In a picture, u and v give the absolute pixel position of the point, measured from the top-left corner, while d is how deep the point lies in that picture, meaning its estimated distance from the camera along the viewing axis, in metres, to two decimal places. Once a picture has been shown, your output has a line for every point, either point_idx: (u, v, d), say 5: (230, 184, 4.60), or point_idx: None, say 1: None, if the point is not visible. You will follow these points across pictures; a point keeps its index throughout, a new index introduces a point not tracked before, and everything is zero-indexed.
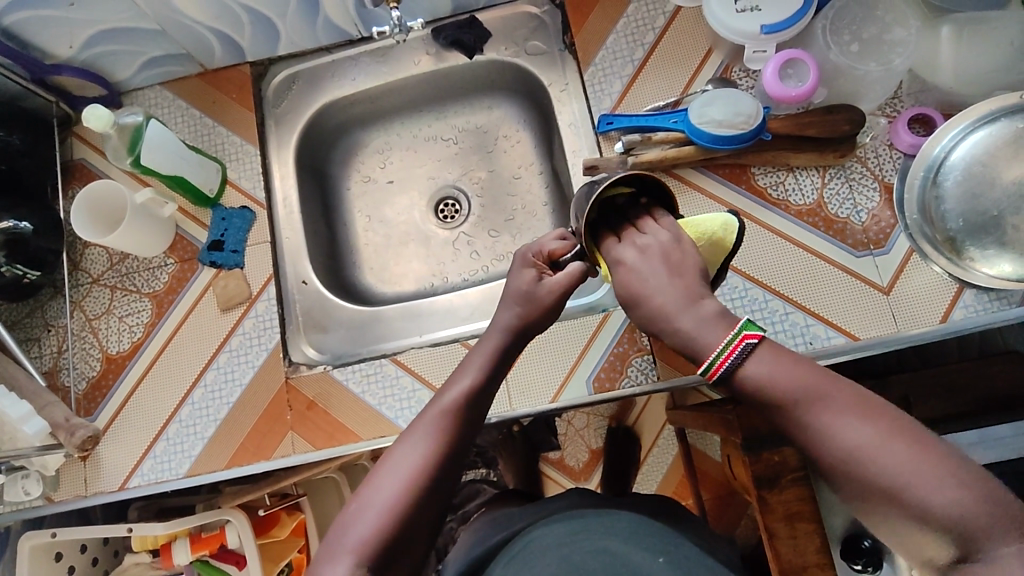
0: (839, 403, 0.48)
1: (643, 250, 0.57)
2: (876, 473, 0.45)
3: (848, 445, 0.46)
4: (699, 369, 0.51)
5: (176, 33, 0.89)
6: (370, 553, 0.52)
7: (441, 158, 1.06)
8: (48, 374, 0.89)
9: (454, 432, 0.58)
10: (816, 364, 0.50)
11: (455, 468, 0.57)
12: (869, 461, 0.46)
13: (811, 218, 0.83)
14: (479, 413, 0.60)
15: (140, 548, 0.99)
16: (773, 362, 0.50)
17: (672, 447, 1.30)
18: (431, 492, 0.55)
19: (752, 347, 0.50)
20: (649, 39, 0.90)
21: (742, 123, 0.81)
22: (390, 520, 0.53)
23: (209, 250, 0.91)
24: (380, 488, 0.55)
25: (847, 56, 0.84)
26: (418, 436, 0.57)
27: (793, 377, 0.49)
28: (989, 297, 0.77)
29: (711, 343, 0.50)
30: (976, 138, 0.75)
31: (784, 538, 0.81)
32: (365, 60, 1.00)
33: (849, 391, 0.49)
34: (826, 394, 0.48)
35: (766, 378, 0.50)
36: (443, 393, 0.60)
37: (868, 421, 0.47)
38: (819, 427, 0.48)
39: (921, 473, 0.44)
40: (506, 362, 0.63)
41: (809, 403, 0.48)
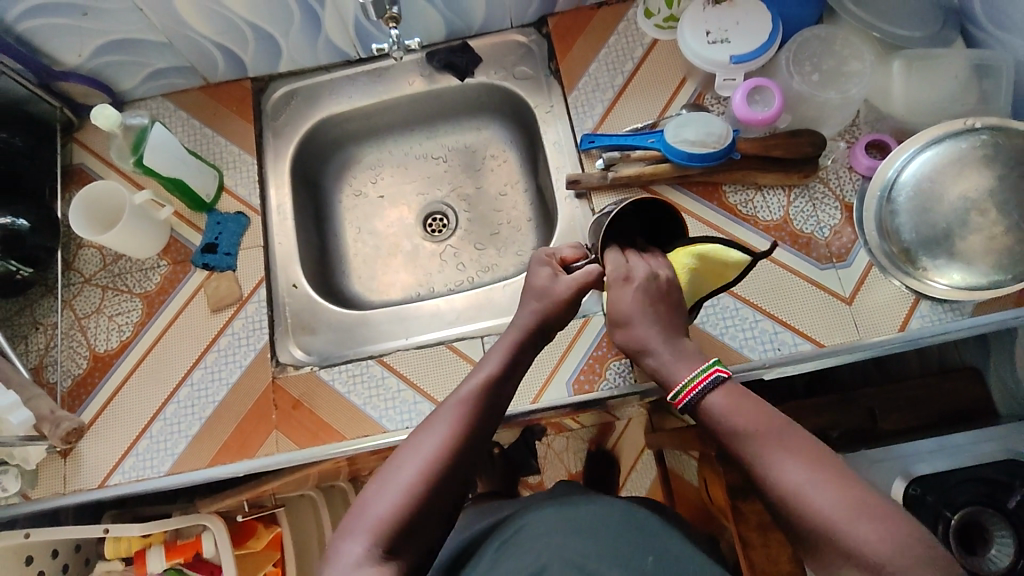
0: (785, 445, 0.56)
1: (649, 275, 0.68)
2: (809, 508, 0.53)
3: (789, 481, 0.54)
4: (669, 396, 0.64)
5: (182, 46, 0.94)
6: (389, 531, 0.56)
7: (431, 175, 1.11)
8: (33, 371, 0.90)
9: (474, 418, 0.64)
10: (769, 412, 0.59)
11: (472, 455, 0.62)
12: (803, 498, 0.53)
13: (778, 233, 0.88)
14: (494, 407, 0.66)
15: (111, 556, 0.97)
16: (730, 401, 0.60)
17: (651, 470, 1.32)
18: (450, 474, 0.60)
19: (712, 385, 0.61)
20: (628, 67, 0.97)
21: (714, 143, 0.88)
22: (410, 500, 0.57)
23: (202, 252, 0.94)
24: (400, 468, 0.59)
25: (808, 85, 0.90)
26: (439, 423, 0.62)
27: (747, 418, 0.59)
28: (943, 308, 0.83)
29: (682, 375, 0.64)
30: (924, 157, 0.81)
31: (757, 548, 0.86)
32: (361, 80, 1.05)
33: (796, 437, 0.57)
34: (773, 434, 0.57)
35: (722, 415, 0.60)
36: (465, 384, 0.66)
37: (809, 464, 0.55)
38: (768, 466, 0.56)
39: (850, 515, 0.52)
40: (519, 361, 0.70)
41: (757, 442, 0.57)
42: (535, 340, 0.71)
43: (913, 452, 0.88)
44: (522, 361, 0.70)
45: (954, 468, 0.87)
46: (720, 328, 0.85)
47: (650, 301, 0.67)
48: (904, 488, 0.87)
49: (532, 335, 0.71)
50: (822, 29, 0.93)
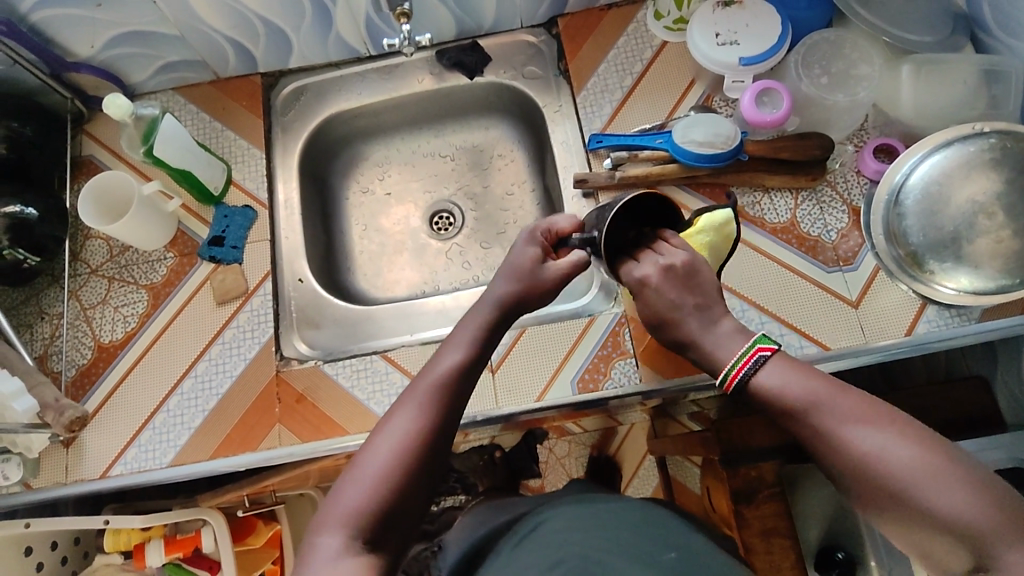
0: (854, 412, 0.53)
1: (662, 269, 0.62)
2: (887, 476, 0.50)
3: (862, 451, 0.51)
4: (717, 379, 0.59)
5: (194, 39, 0.95)
6: (364, 522, 0.55)
7: (437, 173, 1.11)
8: (38, 360, 0.90)
9: (442, 403, 0.61)
10: (827, 377, 0.56)
11: (443, 439, 0.60)
12: (881, 465, 0.50)
13: (785, 235, 0.88)
14: (466, 389, 0.63)
15: (112, 548, 0.97)
16: (785, 373, 0.56)
17: (653, 476, 1.30)
18: (421, 460, 0.58)
19: (763, 359, 0.57)
20: (637, 68, 0.98)
21: (721, 144, 0.88)
22: (382, 492, 0.56)
23: (209, 245, 0.94)
24: (371, 460, 0.57)
25: (817, 88, 0.91)
26: (409, 407, 0.60)
27: (808, 388, 0.55)
28: (950, 312, 0.83)
29: (727, 356, 0.59)
30: (933, 160, 0.81)
31: (761, 553, 0.87)
32: (371, 77, 1.06)
33: (860, 399, 0.54)
34: (840, 403, 0.54)
35: (779, 389, 0.56)
36: (436, 363, 0.63)
37: (882, 428, 0.52)
38: (831, 434, 0.53)
39: (929, 475, 0.49)
40: (492, 340, 0.67)
41: (817, 410, 0.54)
42: (507, 312, 0.67)
43: None
44: (494, 337, 0.67)
45: None
46: None
47: (672, 295, 0.62)
48: None
49: (505, 306, 0.67)
50: (831, 33, 0.93)
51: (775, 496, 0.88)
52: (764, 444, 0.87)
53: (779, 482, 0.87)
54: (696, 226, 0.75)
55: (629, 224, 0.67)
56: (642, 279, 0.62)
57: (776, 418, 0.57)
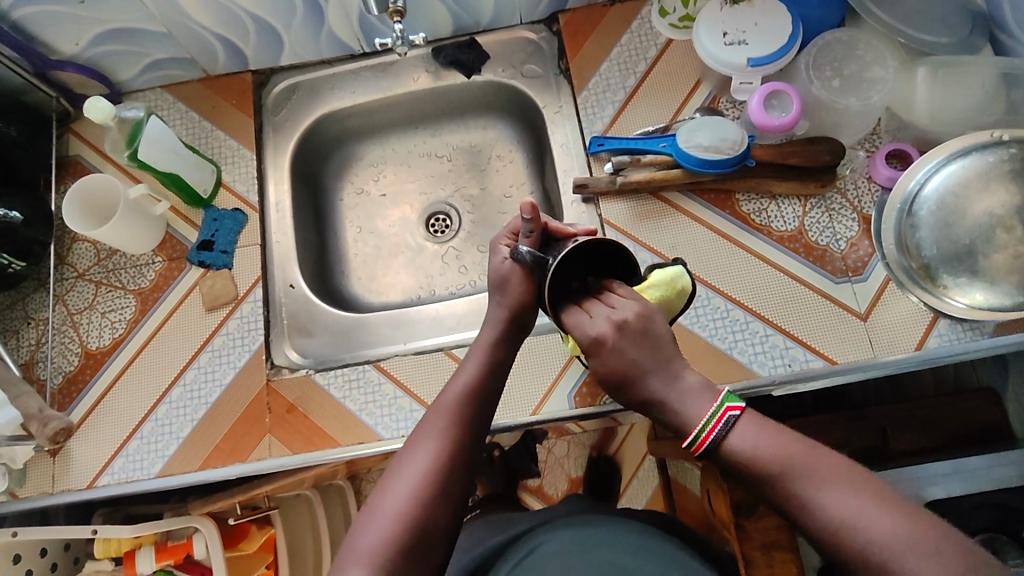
0: (828, 475, 0.51)
1: (615, 325, 0.58)
2: (864, 542, 0.48)
3: (840, 518, 0.49)
4: (685, 442, 0.56)
5: (181, 37, 0.92)
6: (383, 559, 0.54)
7: (434, 174, 1.08)
8: (23, 367, 0.88)
9: (457, 428, 0.62)
10: (799, 438, 0.54)
11: (462, 465, 0.61)
12: (856, 532, 0.49)
13: (792, 244, 0.85)
14: (479, 412, 0.65)
15: (101, 555, 0.94)
16: (757, 432, 0.54)
17: (653, 479, 1.27)
18: (437, 493, 0.58)
19: (734, 419, 0.55)
20: (640, 68, 0.94)
21: (728, 149, 0.85)
22: (401, 526, 0.56)
23: (198, 249, 0.92)
24: (388, 495, 0.58)
25: (828, 90, 0.87)
26: (425, 436, 0.61)
27: (781, 447, 0.53)
28: (963, 326, 0.79)
29: (693, 420, 0.55)
30: (948, 170, 0.78)
31: (760, 567, 0.83)
32: (365, 75, 1.03)
33: (833, 462, 0.52)
34: (813, 464, 0.52)
35: (752, 450, 0.54)
36: (444, 394, 0.65)
37: (856, 492, 0.50)
38: (808, 499, 0.51)
39: (908, 545, 0.47)
40: (502, 361, 0.69)
41: (794, 474, 0.52)
42: (510, 340, 0.69)
43: (926, 475, 0.84)
44: (502, 357, 0.69)
45: (968, 493, 0.84)
46: (729, 342, 0.82)
47: (629, 351, 0.58)
48: None
49: (506, 334, 0.69)
50: (843, 32, 0.90)
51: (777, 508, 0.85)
52: None
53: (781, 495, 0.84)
54: (646, 284, 0.69)
55: (579, 269, 0.64)
56: (596, 334, 0.59)
57: (745, 480, 0.55)
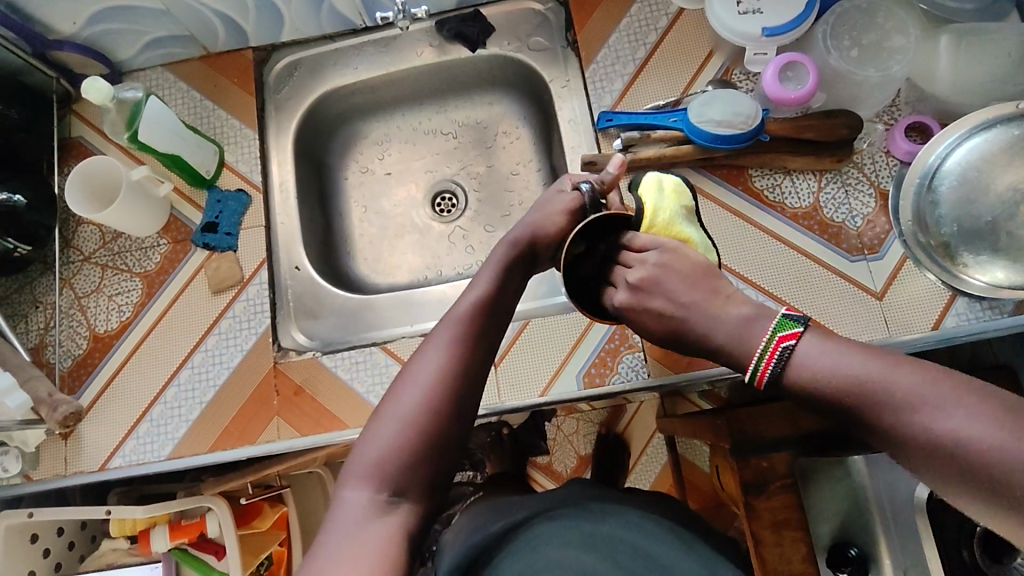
0: (918, 385, 0.45)
1: (642, 285, 0.62)
2: (968, 458, 0.42)
3: (929, 429, 0.43)
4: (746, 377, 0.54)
5: (180, 13, 0.90)
6: (392, 465, 0.54)
7: (440, 152, 1.06)
8: (33, 351, 0.89)
9: (467, 337, 0.61)
10: (877, 351, 0.48)
11: (473, 372, 0.60)
12: (961, 446, 0.42)
13: (807, 222, 0.83)
14: (489, 322, 0.63)
15: (118, 533, 0.95)
16: (829, 352, 0.50)
17: (661, 455, 1.25)
18: (448, 401, 0.57)
19: (790, 348, 0.51)
20: (651, 39, 0.91)
21: (741, 124, 0.82)
22: (409, 433, 0.55)
23: (203, 231, 0.91)
24: (395, 403, 0.57)
25: (846, 61, 0.84)
26: (433, 345, 0.60)
27: (858, 365, 0.48)
28: (982, 305, 0.77)
29: (749, 353, 0.54)
30: (972, 143, 0.75)
31: (769, 545, 0.81)
32: (368, 50, 1.00)
33: (923, 370, 0.46)
34: (900, 375, 0.46)
35: (823, 371, 0.49)
36: (455, 306, 0.63)
37: (959, 398, 0.43)
38: (892, 413, 0.46)
39: (1020, 453, 0.40)
40: (511, 277, 0.68)
41: (873, 390, 0.47)
42: (520, 259, 0.69)
43: None
44: (513, 273, 0.68)
45: None
46: None
47: (667, 303, 0.60)
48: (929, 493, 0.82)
49: (519, 253, 0.69)
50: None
51: (788, 488, 0.82)
52: (776, 433, 0.84)
53: (792, 474, 0.83)
54: (654, 208, 0.72)
55: (598, 240, 0.70)
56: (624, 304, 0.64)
57: (825, 407, 0.50)
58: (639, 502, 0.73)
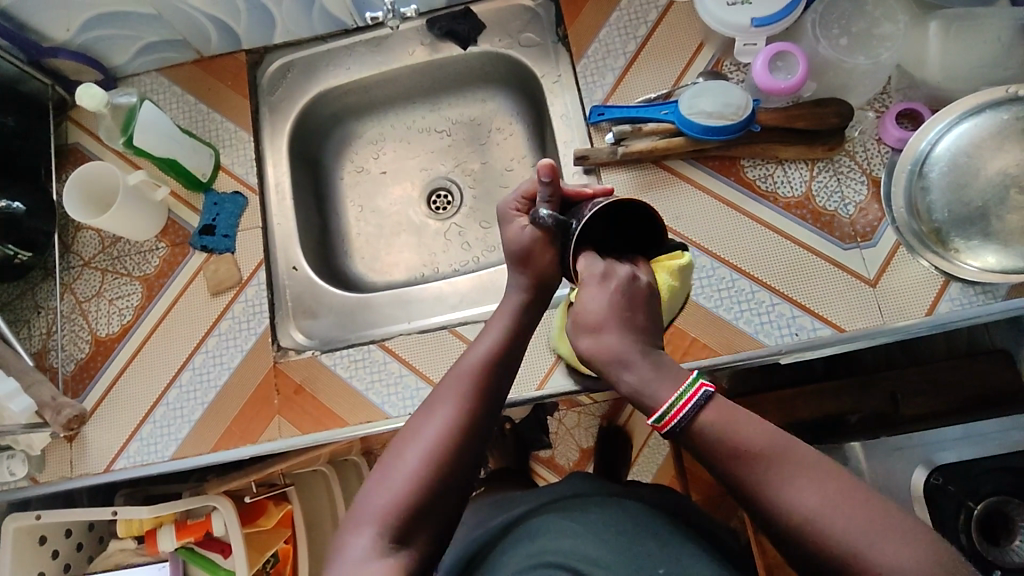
0: (800, 461, 0.49)
1: (627, 279, 0.57)
2: (829, 538, 0.46)
3: (803, 506, 0.47)
4: (652, 417, 0.53)
5: (172, 18, 0.91)
6: (395, 519, 0.54)
7: (435, 149, 1.07)
8: (37, 355, 0.90)
9: (478, 393, 0.60)
10: (769, 424, 0.51)
11: (480, 429, 0.59)
12: (824, 523, 0.47)
13: (800, 211, 0.83)
14: (501, 377, 0.62)
15: (125, 534, 0.96)
16: (728, 411, 0.52)
17: (663, 447, 1.25)
18: (452, 462, 0.57)
19: (707, 398, 0.52)
20: (641, 32, 0.91)
21: (731, 115, 0.83)
22: (414, 490, 0.55)
23: (201, 234, 0.92)
24: (403, 457, 0.57)
25: (835, 49, 0.85)
26: (443, 399, 0.59)
27: (750, 435, 0.50)
28: (975, 290, 0.77)
29: (664, 394, 0.52)
30: (961, 129, 0.76)
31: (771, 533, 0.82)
32: (360, 50, 1.01)
33: (801, 450, 0.50)
34: (783, 449, 0.50)
35: (722, 433, 0.51)
36: (467, 358, 0.62)
37: (828, 482, 0.48)
38: (774, 486, 0.49)
39: (869, 539, 0.46)
40: (526, 326, 0.66)
41: (764, 460, 0.50)
42: (537, 305, 0.66)
43: (937, 440, 0.82)
44: (528, 323, 0.66)
45: (980, 457, 0.82)
46: (735, 312, 0.81)
47: (625, 305, 0.56)
48: (926, 478, 0.81)
49: (534, 297, 0.66)
50: None
51: None
52: None
53: None
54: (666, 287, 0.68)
55: (603, 231, 0.63)
56: (598, 273, 0.57)
57: (711, 464, 0.52)
58: (638, 497, 0.73)
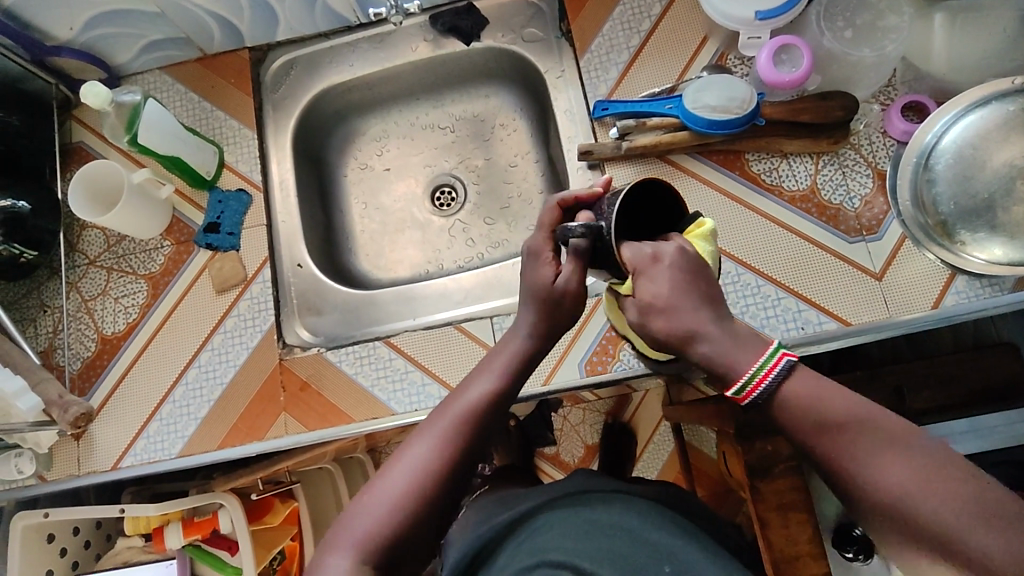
0: (888, 437, 0.49)
1: (678, 250, 0.56)
2: (918, 513, 0.47)
3: (892, 482, 0.48)
4: (732, 390, 0.53)
5: (175, 16, 0.91)
6: (368, 549, 0.53)
7: (439, 146, 1.07)
8: (43, 354, 0.90)
9: (470, 432, 0.58)
10: (859, 398, 0.51)
11: (465, 469, 0.57)
12: (912, 502, 0.47)
13: (805, 205, 0.83)
14: (495, 417, 0.60)
15: (133, 531, 0.97)
16: (816, 383, 0.52)
17: (668, 443, 1.25)
18: (433, 500, 0.55)
19: (789, 369, 0.52)
20: (645, 26, 0.91)
21: (736, 109, 0.82)
22: (390, 522, 0.54)
23: (205, 232, 0.92)
24: (384, 485, 0.55)
25: (840, 42, 0.85)
26: (432, 431, 0.58)
27: (836, 409, 0.51)
28: (981, 283, 0.77)
29: (746, 363, 0.53)
30: (967, 121, 0.75)
31: (776, 527, 0.80)
32: (363, 46, 1.01)
33: (892, 425, 0.50)
34: (872, 423, 0.50)
35: (807, 406, 0.51)
36: (465, 392, 0.60)
37: (919, 459, 0.48)
38: (861, 461, 0.49)
39: (962, 517, 0.46)
40: (528, 367, 0.63)
41: (851, 435, 0.50)
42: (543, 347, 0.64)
43: (943, 433, 0.82)
44: (531, 363, 0.64)
45: (986, 450, 0.82)
46: (741, 307, 0.81)
47: (685, 275, 0.55)
48: None
49: (542, 339, 0.63)
50: None
51: (793, 470, 0.82)
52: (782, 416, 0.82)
53: (796, 456, 0.82)
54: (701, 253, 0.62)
55: (627, 213, 0.60)
56: (651, 251, 0.55)
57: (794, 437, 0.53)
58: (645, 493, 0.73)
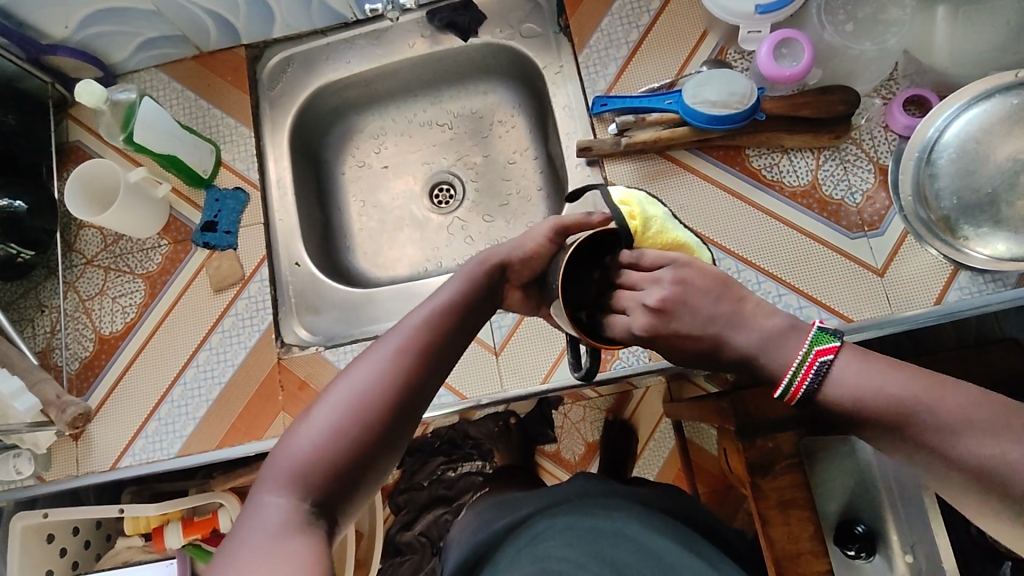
0: (961, 406, 0.45)
1: (658, 308, 0.54)
2: (1015, 486, 0.42)
3: (978, 456, 0.43)
4: (777, 393, 0.51)
5: (170, 14, 0.90)
6: (311, 475, 0.48)
7: (437, 143, 1.06)
8: (41, 354, 0.90)
9: (422, 350, 0.54)
10: (915, 371, 0.47)
11: (418, 389, 0.53)
12: (1005, 473, 0.42)
13: (805, 200, 0.82)
14: (448, 339, 0.56)
15: (132, 531, 0.97)
16: (862, 365, 0.48)
17: (669, 439, 1.24)
18: (383, 424, 0.51)
19: (829, 364, 0.49)
20: (643, 21, 0.90)
21: (736, 103, 0.81)
22: (336, 445, 0.49)
23: (202, 230, 0.91)
24: (327, 408, 0.50)
25: (841, 35, 0.84)
26: (380, 349, 0.53)
27: (895, 387, 0.47)
28: (985, 279, 0.76)
29: (783, 365, 0.51)
30: (970, 115, 0.76)
31: (777, 525, 0.79)
32: (360, 43, 1.00)
33: (961, 393, 0.45)
34: (937, 394, 0.45)
35: (860, 391, 0.48)
36: (414, 313, 0.56)
37: (1003, 424, 0.43)
38: (935, 438, 0.45)
39: None
40: (478, 292, 0.61)
41: (917, 412, 0.46)
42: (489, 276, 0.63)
43: None
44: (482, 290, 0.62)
45: None
46: None
47: (697, 327, 0.53)
48: None
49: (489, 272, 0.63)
50: None
51: (794, 467, 0.81)
52: (784, 414, 0.81)
53: (798, 453, 0.81)
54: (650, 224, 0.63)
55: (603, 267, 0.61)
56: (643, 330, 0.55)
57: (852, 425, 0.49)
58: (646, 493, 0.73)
